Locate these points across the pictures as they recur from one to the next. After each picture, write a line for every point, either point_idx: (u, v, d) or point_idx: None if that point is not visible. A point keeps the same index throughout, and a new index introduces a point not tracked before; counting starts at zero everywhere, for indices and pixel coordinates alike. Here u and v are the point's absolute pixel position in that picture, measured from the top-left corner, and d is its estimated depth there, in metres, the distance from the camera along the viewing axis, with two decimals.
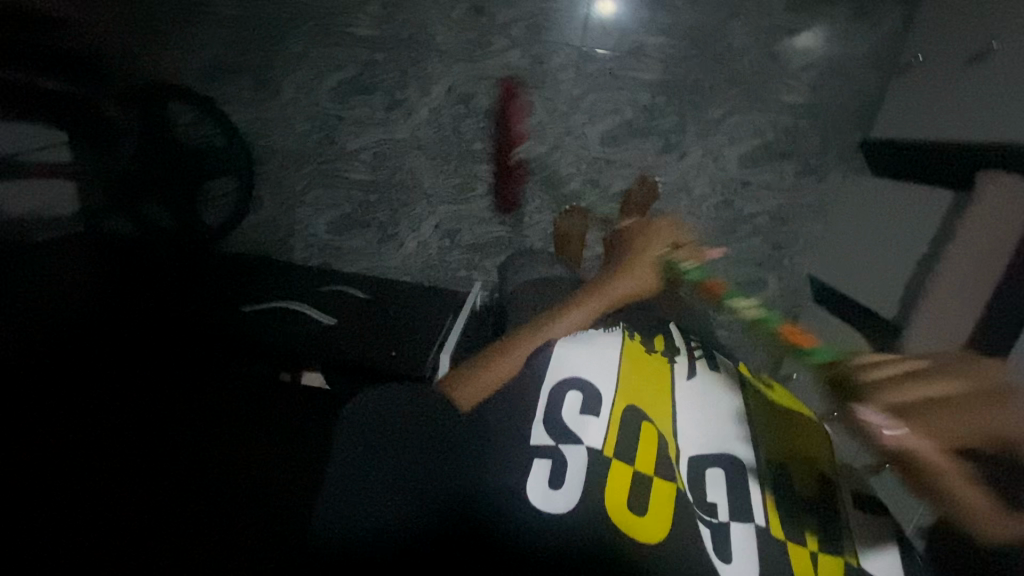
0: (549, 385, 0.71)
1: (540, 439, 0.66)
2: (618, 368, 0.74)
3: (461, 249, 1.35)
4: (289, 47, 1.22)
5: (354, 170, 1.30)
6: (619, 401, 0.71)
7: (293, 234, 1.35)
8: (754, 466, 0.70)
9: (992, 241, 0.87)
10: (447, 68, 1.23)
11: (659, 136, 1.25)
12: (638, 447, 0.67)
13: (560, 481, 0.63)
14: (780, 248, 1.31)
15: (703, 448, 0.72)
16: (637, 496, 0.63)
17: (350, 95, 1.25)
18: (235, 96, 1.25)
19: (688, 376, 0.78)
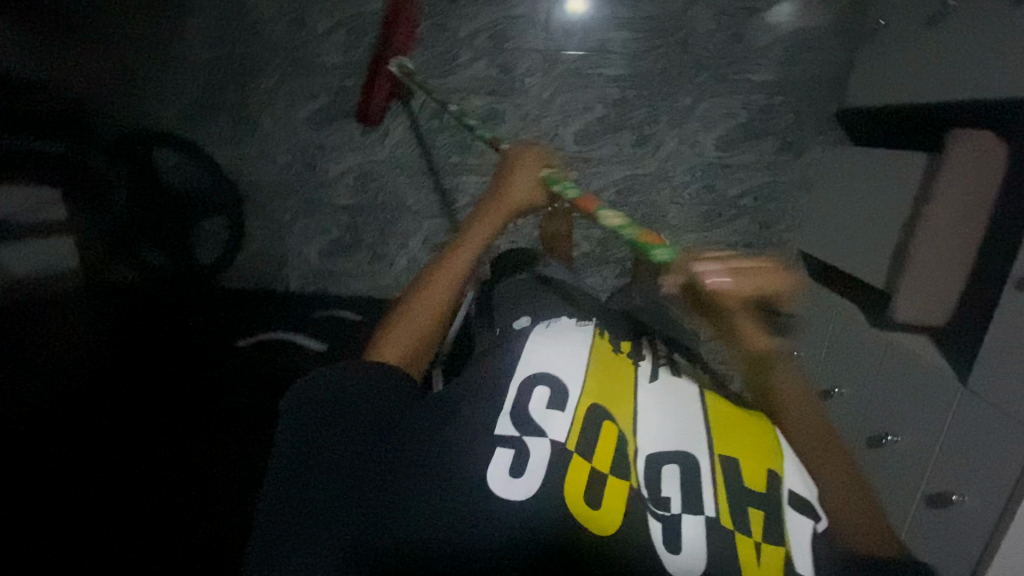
0: (518, 378, 0.66)
1: (505, 429, 0.61)
2: (585, 365, 0.70)
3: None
4: (261, 83, 1.25)
5: (337, 195, 1.31)
6: (587, 398, 0.66)
7: (286, 264, 1.33)
8: (708, 462, 0.66)
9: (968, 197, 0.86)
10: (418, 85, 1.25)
11: (633, 129, 1.25)
12: (599, 441, 0.63)
13: (521, 469, 0.58)
14: (767, 227, 1.30)
15: (664, 444, 0.67)
16: (591, 489, 0.59)
17: (326, 122, 1.27)
18: (213, 133, 1.25)
19: (652, 378, 0.75)
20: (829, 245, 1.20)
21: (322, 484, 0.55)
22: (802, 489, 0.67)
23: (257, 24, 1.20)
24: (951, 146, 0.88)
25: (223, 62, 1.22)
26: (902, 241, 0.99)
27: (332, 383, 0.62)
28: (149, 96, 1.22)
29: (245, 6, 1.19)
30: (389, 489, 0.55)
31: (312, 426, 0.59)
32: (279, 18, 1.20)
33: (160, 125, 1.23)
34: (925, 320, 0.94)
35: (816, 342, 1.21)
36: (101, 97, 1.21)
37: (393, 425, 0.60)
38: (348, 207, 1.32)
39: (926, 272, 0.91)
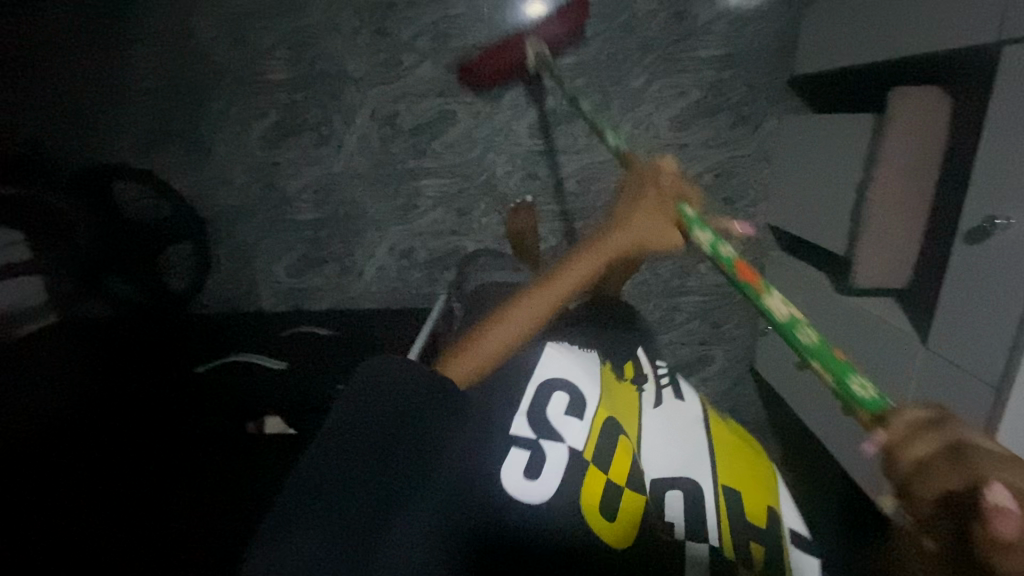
0: (538, 382, 0.65)
1: (522, 429, 0.60)
2: (602, 382, 0.72)
3: (419, 266, 1.36)
4: (211, 106, 1.25)
5: (299, 211, 1.32)
6: (603, 409, 0.68)
7: (256, 283, 1.38)
8: (711, 491, 0.68)
9: (903, 152, 0.87)
10: (365, 93, 1.24)
11: (586, 118, 1.25)
12: (615, 452, 0.64)
13: (536, 470, 0.57)
14: (731, 202, 1.29)
15: (665, 471, 0.70)
16: (607, 499, 0.60)
17: (280, 140, 1.27)
18: (173, 159, 1.28)
19: (657, 405, 0.77)
20: (793, 216, 1.19)
21: (357, 475, 0.48)
22: (797, 523, 0.74)
23: (204, 49, 1.21)
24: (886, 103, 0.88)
25: (173, 87, 1.24)
26: (857, 201, 0.97)
27: (377, 375, 0.55)
28: (104, 132, 1.27)
29: (189, 31, 1.21)
30: (433, 472, 0.51)
31: (346, 417, 0.52)
32: (223, 39, 1.21)
33: (118, 159, 1.28)
34: (886, 284, 0.95)
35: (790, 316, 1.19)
36: (58, 141, 1.26)
37: (410, 410, 0.53)
38: (313, 222, 1.33)
39: (881, 233, 0.92)
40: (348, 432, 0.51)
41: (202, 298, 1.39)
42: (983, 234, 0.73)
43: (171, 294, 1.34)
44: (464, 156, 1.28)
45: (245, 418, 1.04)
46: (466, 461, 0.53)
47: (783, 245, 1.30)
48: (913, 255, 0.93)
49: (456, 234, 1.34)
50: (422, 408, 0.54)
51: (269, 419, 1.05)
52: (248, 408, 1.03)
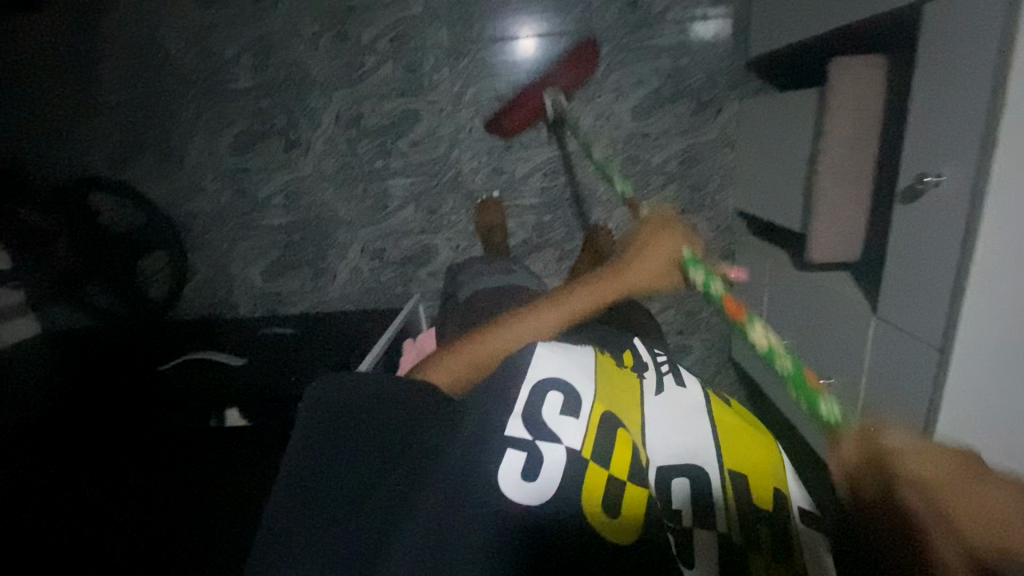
0: (529, 382, 0.49)
1: (517, 431, 0.44)
2: (709, 416, 0.55)
3: (392, 265, 1.28)
4: (291, 93, 1.17)
5: (378, 204, 1.24)
6: (601, 402, 0.50)
7: (321, 277, 1.29)
8: (716, 475, 0.49)
9: (872, 126, 0.74)
10: (329, 96, 1.17)
11: (691, 98, 1.15)
12: (616, 441, 0.47)
13: (536, 471, 0.42)
14: (697, 188, 1.19)
15: (670, 455, 0.51)
16: (608, 499, 0.42)
17: (361, 128, 1.19)
18: (150, 170, 1.23)
19: (657, 392, 0.59)
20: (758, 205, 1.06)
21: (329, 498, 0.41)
22: (801, 497, 0.52)
23: (287, 34, 1.14)
24: (826, 77, 0.76)
25: (142, 98, 1.18)
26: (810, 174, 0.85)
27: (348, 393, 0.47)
28: (168, 120, 1.19)
29: (155, 43, 1.15)
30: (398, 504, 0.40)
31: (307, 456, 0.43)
32: (187, 51, 1.15)
33: (183, 148, 1.21)
34: (840, 258, 0.81)
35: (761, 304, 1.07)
36: (111, 126, 1.20)
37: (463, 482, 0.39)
38: (388, 214, 1.25)
39: (833, 203, 0.78)
40: (310, 454, 0.43)
41: (256, 287, 1.31)
42: (914, 196, 0.62)
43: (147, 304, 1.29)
44: (438, 151, 1.20)
45: (196, 416, 0.93)
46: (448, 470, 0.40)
47: (754, 230, 1.19)
48: (858, 235, 0.80)
49: (426, 231, 1.26)
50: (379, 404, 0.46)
51: (229, 412, 0.93)
52: (199, 401, 0.92)
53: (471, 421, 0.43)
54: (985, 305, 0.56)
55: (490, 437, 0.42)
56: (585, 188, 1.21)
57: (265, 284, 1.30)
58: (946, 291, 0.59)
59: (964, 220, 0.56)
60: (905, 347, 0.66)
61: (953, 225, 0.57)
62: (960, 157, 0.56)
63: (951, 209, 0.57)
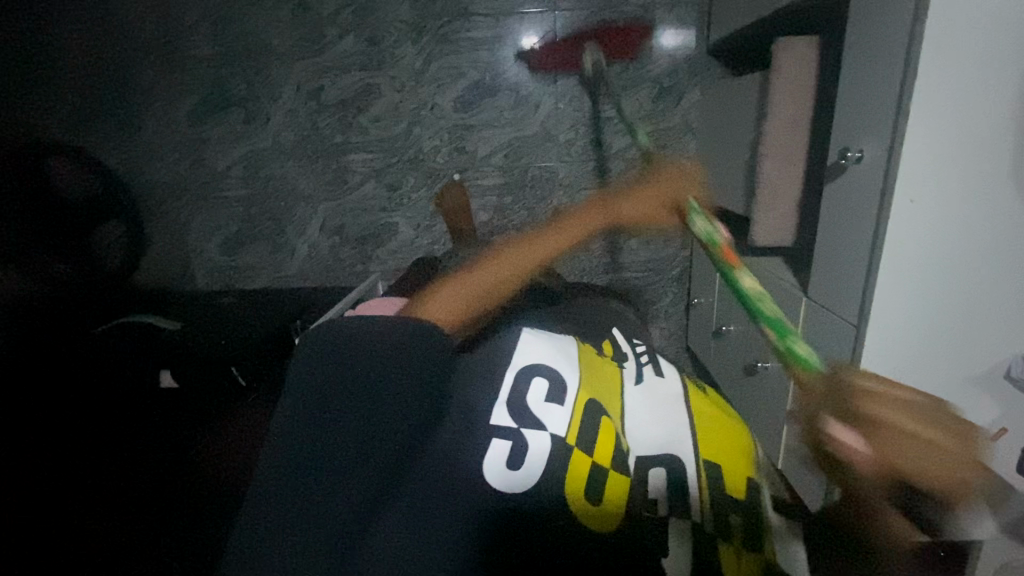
0: (515, 364, 0.44)
1: (501, 416, 0.41)
2: (690, 419, 0.51)
3: (351, 243, 1.27)
4: (253, 63, 1.16)
5: (338, 179, 1.23)
6: (585, 389, 0.47)
7: (280, 253, 1.28)
8: (694, 467, 0.47)
9: (807, 108, 0.74)
10: (289, 68, 1.16)
11: (652, 83, 1.15)
12: (601, 431, 0.44)
13: (520, 460, 0.40)
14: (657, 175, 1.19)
15: (652, 444, 0.48)
16: (590, 488, 0.41)
17: (323, 101, 1.18)
18: (107, 135, 1.21)
19: (637, 380, 0.54)
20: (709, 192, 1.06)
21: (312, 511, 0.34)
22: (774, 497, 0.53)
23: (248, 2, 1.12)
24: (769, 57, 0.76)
25: (100, 64, 1.16)
26: (756, 158, 0.85)
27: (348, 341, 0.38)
28: (127, 86, 1.18)
29: (114, 7, 1.14)
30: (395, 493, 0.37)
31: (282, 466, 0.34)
32: (147, 17, 1.14)
33: (141, 116, 1.19)
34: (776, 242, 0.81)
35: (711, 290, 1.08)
36: (65, 92, 1.18)
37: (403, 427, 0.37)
38: (349, 190, 1.24)
39: (771, 186, 0.78)
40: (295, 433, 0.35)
41: (216, 261, 1.29)
42: (839, 172, 0.62)
43: (102, 271, 1.24)
44: (400, 127, 1.19)
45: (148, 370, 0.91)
46: (427, 469, 0.38)
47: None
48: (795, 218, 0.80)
49: (386, 209, 1.25)
50: (358, 378, 0.36)
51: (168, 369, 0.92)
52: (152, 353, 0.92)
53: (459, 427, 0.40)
54: (899, 281, 0.57)
55: (472, 429, 0.40)
56: (546, 171, 1.21)
57: (223, 258, 1.29)
58: (863, 265, 0.59)
59: (878, 192, 0.56)
60: (829, 323, 0.66)
61: (870, 200, 0.58)
62: (876, 131, 0.56)
63: (868, 184, 0.58)
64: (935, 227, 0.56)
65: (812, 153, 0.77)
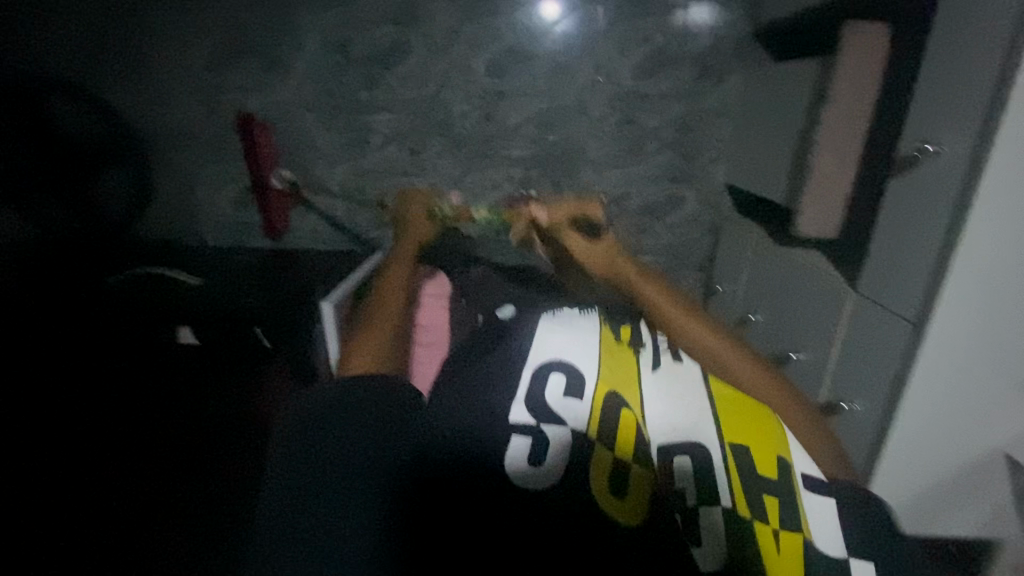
0: (533, 368, 0.66)
1: (526, 420, 0.61)
2: (707, 400, 0.65)
3: (370, 207, 1.23)
4: (278, 8, 1.09)
5: (361, 138, 1.18)
6: (597, 384, 0.65)
7: (294, 213, 1.23)
8: (717, 449, 0.61)
9: (872, 97, 0.72)
10: (316, 17, 1.10)
11: (694, 61, 1.11)
12: (613, 423, 0.61)
13: (545, 454, 0.59)
14: (690, 159, 1.17)
15: (672, 430, 0.63)
16: (616, 477, 0.58)
17: (350, 54, 1.12)
18: (114, 75, 1.12)
19: (654, 367, 0.70)
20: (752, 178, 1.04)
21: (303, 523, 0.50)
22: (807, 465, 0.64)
23: None
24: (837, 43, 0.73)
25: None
26: (806, 148, 0.83)
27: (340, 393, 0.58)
28: (135, 21, 1.09)
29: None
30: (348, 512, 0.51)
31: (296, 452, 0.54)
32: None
33: (151, 55, 1.11)
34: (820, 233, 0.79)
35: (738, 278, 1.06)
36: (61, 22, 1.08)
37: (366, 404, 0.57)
38: (371, 151, 1.19)
39: (825, 179, 0.76)
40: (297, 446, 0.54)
41: (226, 217, 1.23)
42: (910, 166, 0.62)
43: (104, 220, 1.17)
44: (429, 90, 1.14)
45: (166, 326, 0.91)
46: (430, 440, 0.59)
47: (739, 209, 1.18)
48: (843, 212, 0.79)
49: (407, 175, 1.21)
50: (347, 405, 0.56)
51: (184, 329, 0.92)
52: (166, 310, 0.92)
53: (480, 411, 0.62)
54: (965, 281, 0.57)
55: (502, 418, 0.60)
56: (577, 146, 1.17)
57: (233, 213, 1.23)
58: (928, 264, 0.59)
59: (956, 190, 0.56)
60: (879, 321, 0.66)
61: (945, 199, 0.57)
62: (962, 128, 0.55)
63: (946, 179, 0.57)
64: (999, 229, 0.55)
65: (869, 146, 0.75)
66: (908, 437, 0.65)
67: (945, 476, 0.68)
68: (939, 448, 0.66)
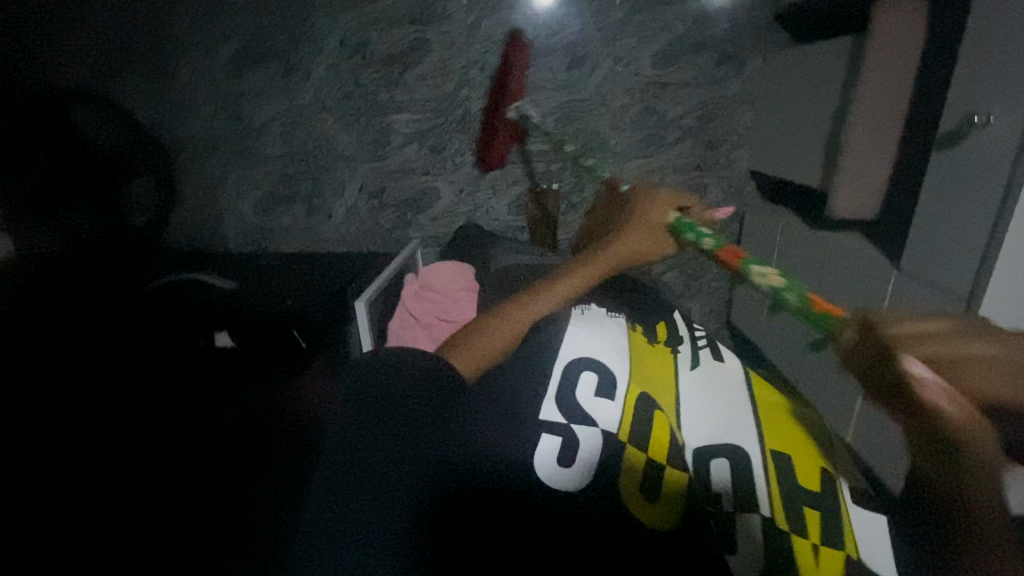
0: (563, 361, 0.60)
1: (552, 415, 0.55)
2: (748, 407, 0.62)
3: (392, 207, 1.23)
4: (298, 14, 1.10)
5: (382, 136, 1.18)
6: (633, 386, 0.60)
7: (316, 214, 1.23)
8: (761, 458, 0.56)
9: (906, 74, 0.72)
10: (334, 19, 1.10)
11: (714, 47, 1.10)
12: (648, 428, 0.56)
13: (571, 456, 0.53)
14: (712, 146, 1.16)
15: (710, 435, 0.59)
16: (647, 483, 0.52)
17: (369, 56, 1.12)
18: (137, 89, 1.14)
19: (693, 366, 0.67)
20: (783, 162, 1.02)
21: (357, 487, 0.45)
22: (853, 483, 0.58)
23: None
24: (868, 21, 0.73)
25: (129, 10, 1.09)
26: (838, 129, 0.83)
27: None
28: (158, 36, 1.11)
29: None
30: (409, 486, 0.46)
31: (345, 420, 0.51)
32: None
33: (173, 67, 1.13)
34: (862, 215, 0.79)
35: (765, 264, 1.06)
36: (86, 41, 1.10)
37: None
38: (393, 150, 1.19)
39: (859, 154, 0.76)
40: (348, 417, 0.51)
41: (251, 224, 1.24)
42: (957, 139, 0.61)
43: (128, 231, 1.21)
44: (447, 87, 1.14)
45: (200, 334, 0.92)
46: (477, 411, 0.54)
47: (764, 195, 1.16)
48: (881, 190, 0.78)
49: (428, 173, 1.21)
50: None
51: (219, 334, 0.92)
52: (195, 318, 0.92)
53: (505, 408, 0.55)
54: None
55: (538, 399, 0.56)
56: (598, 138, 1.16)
57: (258, 218, 1.24)
58: (981, 240, 0.58)
59: (1009, 161, 0.55)
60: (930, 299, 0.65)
61: (997, 171, 0.56)
62: (1012, 97, 0.54)
63: (997, 149, 0.56)
64: None
65: (904, 121, 0.75)
66: None
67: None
68: None
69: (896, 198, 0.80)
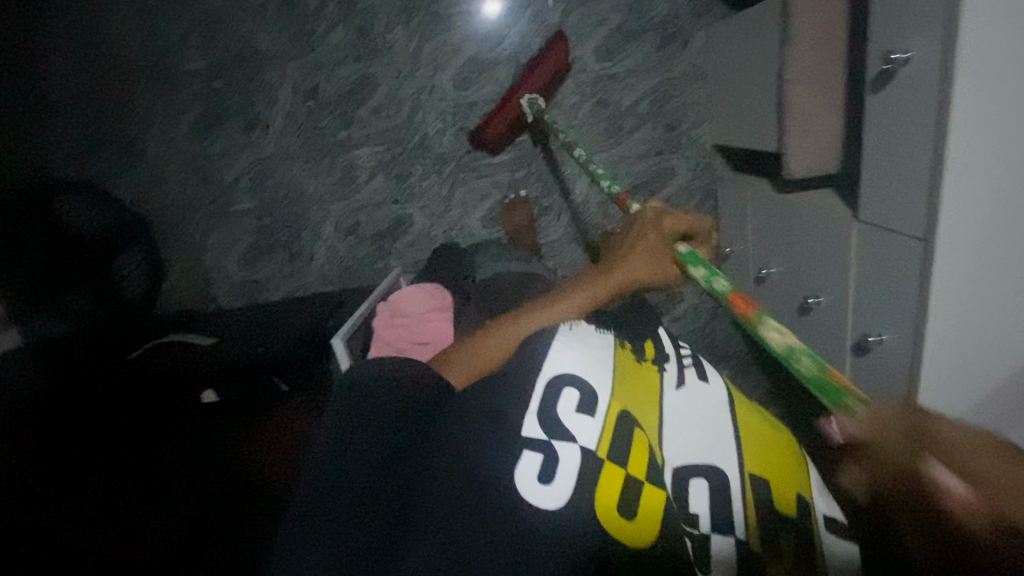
0: (546, 376, 0.56)
1: (534, 431, 0.53)
2: (733, 429, 0.61)
3: (369, 240, 1.25)
4: (247, 71, 1.13)
5: (350, 173, 1.20)
6: (616, 401, 0.57)
7: (298, 258, 1.26)
8: (742, 481, 0.57)
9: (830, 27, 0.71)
10: (284, 69, 1.14)
11: (655, 30, 1.11)
12: (633, 445, 0.55)
13: (549, 476, 0.50)
14: (672, 127, 1.15)
15: (693, 454, 0.58)
16: (625, 499, 0.51)
17: (323, 99, 1.16)
18: (109, 169, 1.18)
19: (679, 385, 0.64)
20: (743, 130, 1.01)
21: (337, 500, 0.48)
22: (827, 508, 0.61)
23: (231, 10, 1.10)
24: None
25: (89, 98, 1.13)
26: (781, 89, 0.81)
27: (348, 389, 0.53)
28: (122, 117, 1.15)
29: (98, 29, 1.10)
30: (408, 500, 0.50)
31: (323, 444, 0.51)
32: (132, 36, 1.11)
33: (142, 143, 1.17)
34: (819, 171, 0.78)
35: (745, 233, 1.04)
36: (57, 135, 1.15)
37: (371, 403, 0.52)
38: (362, 184, 1.21)
39: (804, 113, 0.75)
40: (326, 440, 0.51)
41: (240, 277, 1.27)
42: (886, 80, 0.60)
43: None
44: (402, 114, 1.17)
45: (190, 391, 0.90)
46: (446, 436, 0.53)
47: (734, 165, 1.15)
48: (833, 144, 0.77)
49: (399, 201, 1.22)
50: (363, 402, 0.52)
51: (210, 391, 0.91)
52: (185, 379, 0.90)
53: (489, 435, 0.52)
54: (963, 181, 0.55)
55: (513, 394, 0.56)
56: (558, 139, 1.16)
57: (245, 271, 1.26)
58: (925, 174, 0.58)
59: (935, 95, 0.55)
60: (889, 244, 0.64)
61: (927, 107, 0.56)
62: (925, 31, 0.54)
63: (924, 85, 0.56)
64: (980, 125, 0.54)
65: (837, 73, 0.74)
66: (942, 356, 0.62)
67: (999, 380, 0.64)
68: (978, 357, 0.63)
69: (854, 146, 0.78)
